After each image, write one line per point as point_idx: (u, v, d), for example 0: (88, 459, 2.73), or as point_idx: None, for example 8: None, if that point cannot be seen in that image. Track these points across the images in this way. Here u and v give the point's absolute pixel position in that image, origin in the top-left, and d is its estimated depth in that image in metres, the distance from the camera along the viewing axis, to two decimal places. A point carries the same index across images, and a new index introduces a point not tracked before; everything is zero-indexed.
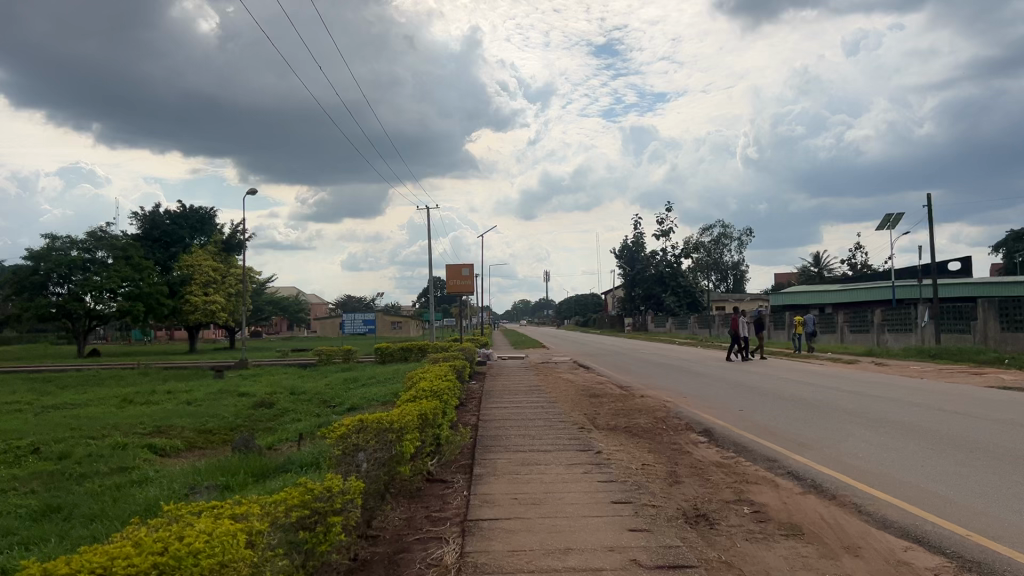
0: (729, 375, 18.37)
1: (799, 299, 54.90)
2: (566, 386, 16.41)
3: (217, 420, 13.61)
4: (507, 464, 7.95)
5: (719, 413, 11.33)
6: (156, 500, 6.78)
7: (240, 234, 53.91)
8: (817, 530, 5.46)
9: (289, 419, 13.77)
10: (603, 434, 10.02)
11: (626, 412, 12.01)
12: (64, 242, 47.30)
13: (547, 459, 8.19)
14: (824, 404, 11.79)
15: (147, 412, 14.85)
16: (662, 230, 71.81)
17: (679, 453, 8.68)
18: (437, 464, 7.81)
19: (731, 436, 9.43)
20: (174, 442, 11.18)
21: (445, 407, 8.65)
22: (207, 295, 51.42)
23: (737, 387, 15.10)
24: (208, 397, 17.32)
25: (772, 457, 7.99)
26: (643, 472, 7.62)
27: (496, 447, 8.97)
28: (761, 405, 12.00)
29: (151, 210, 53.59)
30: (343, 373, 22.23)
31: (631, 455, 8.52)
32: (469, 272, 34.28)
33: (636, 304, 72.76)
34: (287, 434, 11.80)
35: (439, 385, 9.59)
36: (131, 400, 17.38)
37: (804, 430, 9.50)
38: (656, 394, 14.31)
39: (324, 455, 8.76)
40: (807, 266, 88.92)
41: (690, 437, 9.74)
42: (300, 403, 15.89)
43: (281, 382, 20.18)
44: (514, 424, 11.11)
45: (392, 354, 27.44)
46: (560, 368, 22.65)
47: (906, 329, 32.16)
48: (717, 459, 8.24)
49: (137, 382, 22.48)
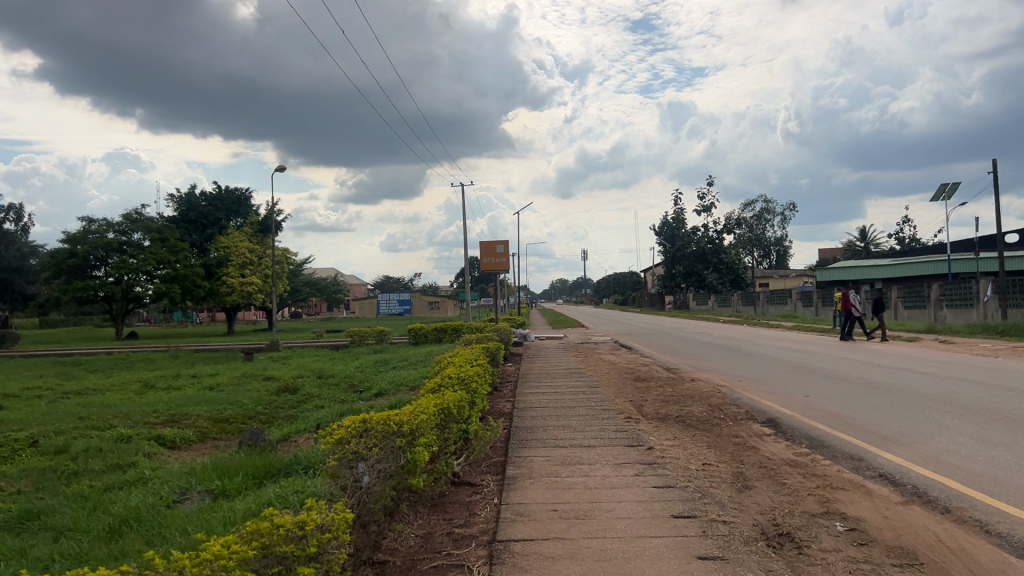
0: (782, 355, 17.11)
1: (847, 275, 52.95)
2: (609, 368, 15.32)
3: (236, 407, 12.77)
4: (544, 464, 6.87)
5: (783, 400, 10.13)
6: (135, 509, 5.86)
7: (276, 215, 53.46)
8: (939, 560, 4.28)
9: (311, 405, 12.84)
10: (653, 425, 8.90)
11: (676, 399, 10.86)
12: (101, 225, 47.23)
13: (591, 456, 7.10)
14: (900, 387, 10.54)
15: (165, 398, 14.11)
16: (703, 205, 69.98)
17: (743, 450, 7.53)
18: (463, 465, 6.75)
19: (802, 429, 8.24)
20: (184, 435, 10.39)
21: (473, 397, 7.59)
22: (244, 276, 51.14)
23: (796, 369, 13.84)
24: (232, 381, 16.58)
25: (858, 455, 6.82)
26: (705, 473, 6.51)
27: (531, 442, 7.93)
28: (828, 390, 10.79)
29: (187, 192, 53.21)
30: (374, 355, 21.40)
31: (687, 451, 7.39)
32: (504, 249, 33.16)
33: (676, 282, 71.10)
34: (304, 424, 10.84)
35: (467, 371, 8.53)
36: (152, 385, 16.69)
37: (887, 420, 8.29)
38: (707, 377, 13.12)
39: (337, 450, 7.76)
40: (854, 240, 86.32)
41: (752, 429, 8.56)
42: (325, 388, 14.98)
43: (310, 365, 19.39)
44: (552, 412, 10.05)
45: (426, 336, 26.57)
46: (600, 348, 21.63)
47: (967, 304, 30.33)
48: (789, 458, 7.07)
49: (166, 365, 21.92)
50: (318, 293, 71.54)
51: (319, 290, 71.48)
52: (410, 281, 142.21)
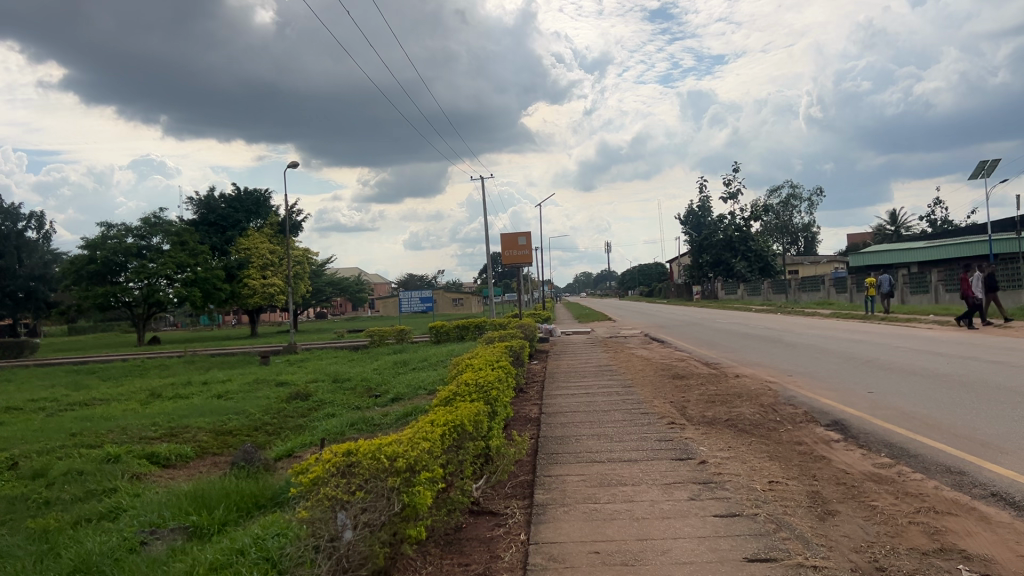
0: (826, 346, 15.92)
1: (881, 259, 51.27)
2: (642, 365, 14.25)
3: (242, 419, 11.78)
4: (580, 486, 5.81)
5: (846, 398, 8.96)
6: (89, 556, 4.87)
7: (297, 215, 52.71)
8: None
9: (322, 413, 11.82)
10: (700, 431, 7.82)
11: (722, 399, 9.73)
12: (120, 230, 46.72)
13: (635, 475, 6.02)
14: (976, 381, 9.34)
15: (168, 409, 13.21)
16: (729, 192, 68.36)
17: (812, 463, 6.40)
18: (483, 491, 5.69)
19: (878, 434, 7.06)
20: (180, 452, 9.51)
21: (494, 407, 6.56)
22: (265, 278, 50.46)
23: (850, 361, 12.64)
24: (244, 388, 15.66)
25: (957, 468, 5.67)
26: (773, 494, 5.40)
27: (565, 456, 6.88)
28: (894, 384, 9.62)
29: (207, 194, 52.64)
30: (394, 355, 20.42)
31: (749, 465, 6.31)
32: (526, 241, 32.00)
33: (704, 271, 69.45)
34: (311, 437, 9.81)
35: (487, 376, 7.50)
36: (159, 394, 15.84)
37: (978, 422, 7.11)
38: (754, 373, 11.93)
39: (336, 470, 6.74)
40: (885, 225, 84.19)
41: (816, 435, 7.42)
42: (339, 393, 13.99)
43: (327, 368, 18.45)
44: (585, 417, 9.00)
45: (448, 333, 25.62)
46: (631, 342, 20.56)
47: (1015, 286, 28.69)
48: (869, 472, 5.97)
49: (180, 372, 21.11)
50: (342, 293, 70.92)
51: (343, 289, 70.91)
52: (434, 279, 141.63)
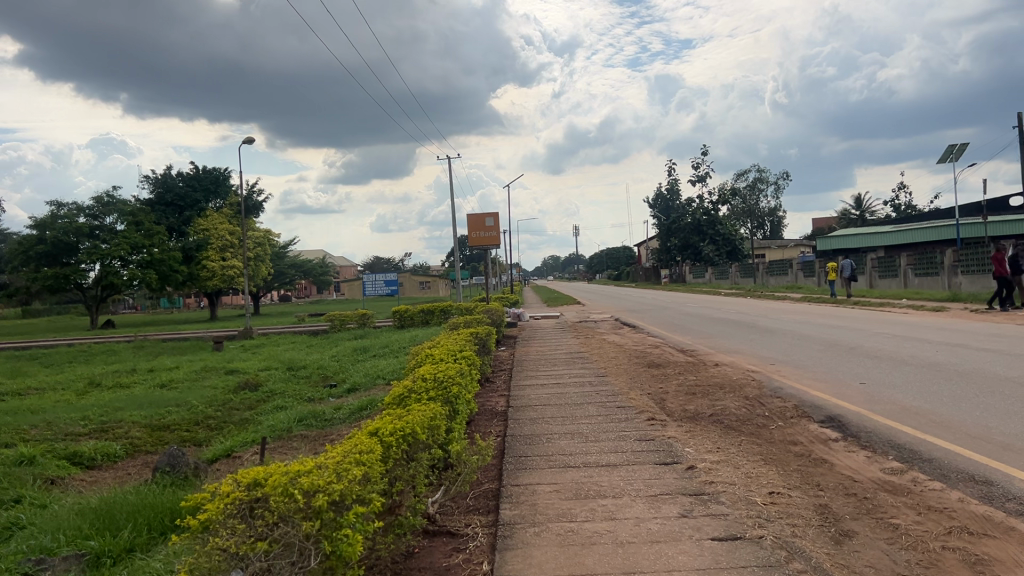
0: (803, 331, 15.35)
1: (849, 243, 51.15)
2: (615, 351, 13.53)
3: (182, 412, 10.81)
4: (552, 499, 5.02)
5: (839, 391, 8.27)
6: None
7: (258, 195, 51.25)
8: None
9: (271, 406, 10.91)
10: (683, 429, 7.08)
11: (703, 391, 9.01)
12: (71, 209, 44.89)
13: (616, 485, 5.25)
14: (975, 371, 8.72)
15: (105, 401, 12.21)
16: (698, 176, 67.88)
17: (813, 468, 5.67)
18: (439, 504, 4.87)
19: (883, 434, 6.34)
20: (107, 452, 8.55)
21: (455, 405, 5.74)
22: (225, 260, 49.51)
23: (834, 348, 12.02)
24: (190, 376, 14.67)
25: (984, 477, 4.97)
26: (777, 510, 4.64)
27: (535, 461, 6.08)
28: (886, 375, 9.00)
29: (163, 172, 50.75)
30: (354, 341, 19.47)
31: (741, 471, 5.58)
32: (493, 222, 31.09)
33: (672, 255, 69.13)
34: (254, 433, 8.88)
35: (445, 369, 6.67)
36: (98, 383, 14.77)
37: (989, 419, 6.44)
38: (733, 362, 11.24)
39: None
40: (850, 209, 84.59)
41: (812, 433, 6.70)
42: (292, 383, 13.05)
43: (282, 355, 17.49)
44: (557, 411, 8.24)
45: (412, 318, 24.76)
46: (600, 328, 19.87)
47: (985, 270, 28.44)
48: (880, 480, 5.25)
49: (127, 358, 19.99)
50: (306, 275, 69.43)
51: (307, 272, 69.45)
52: (401, 262, 140.32)
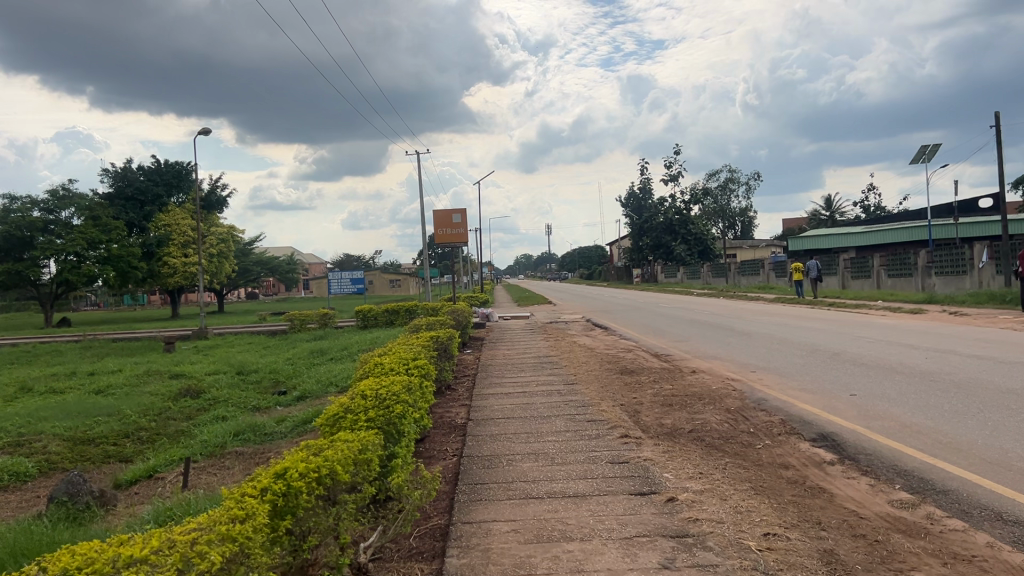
0: (781, 335, 14.67)
1: (821, 243, 50.89)
2: (586, 355, 12.76)
3: (110, 423, 9.81)
4: (510, 543, 4.20)
5: (828, 404, 7.57)
6: None
7: (220, 190, 49.72)
8: None
9: (212, 415, 10.00)
10: (662, 449, 6.29)
11: (680, 402, 8.27)
12: (24, 202, 43.01)
13: (585, 525, 4.43)
14: (972, 381, 8.09)
15: (30, 409, 11.17)
16: (670, 175, 67.45)
17: (811, 499, 4.92)
18: (373, 550, 4.03)
19: (886, 457, 5.63)
20: (11, 473, 7.54)
21: (401, 427, 4.91)
22: (186, 256, 48.03)
23: (816, 353, 11.34)
24: (130, 381, 13.62)
25: (1013, 517, 4.27)
26: (776, 559, 3.88)
27: (492, 489, 5.27)
28: (876, 385, 8.35)
29: (123, 165, 48.97)
30: (312, 342, 18.47)
31: (728, 504, 4.82)
32: (461, 219, 30.23)
33: (643, 254, 68.67)
34: (183, 450, 7.96)
35: (391, 382, 5.84)
36: (30, 388, 13.65)
37: (1001, 439, 5.75)
38: (712, 368, 10.52)
39: (176, 506, 4.95)
40: (819, 210, 84.83)
41: (804, 455, 5.97)
42: (239, 389, 12.13)
43: (235, 357, 16.46)
44: (520, 425, 7.44)
45: (376, 319, 23.83)
46: (571, 329, 19.09)
47: (959, 271, 28.13)
48: (890, 516, 4.51)
49: (70, 359, 18.87)
50: (273, 273, 67.83)
51: (274, 269, 67.93)
52: (370, 259, 138.78)
